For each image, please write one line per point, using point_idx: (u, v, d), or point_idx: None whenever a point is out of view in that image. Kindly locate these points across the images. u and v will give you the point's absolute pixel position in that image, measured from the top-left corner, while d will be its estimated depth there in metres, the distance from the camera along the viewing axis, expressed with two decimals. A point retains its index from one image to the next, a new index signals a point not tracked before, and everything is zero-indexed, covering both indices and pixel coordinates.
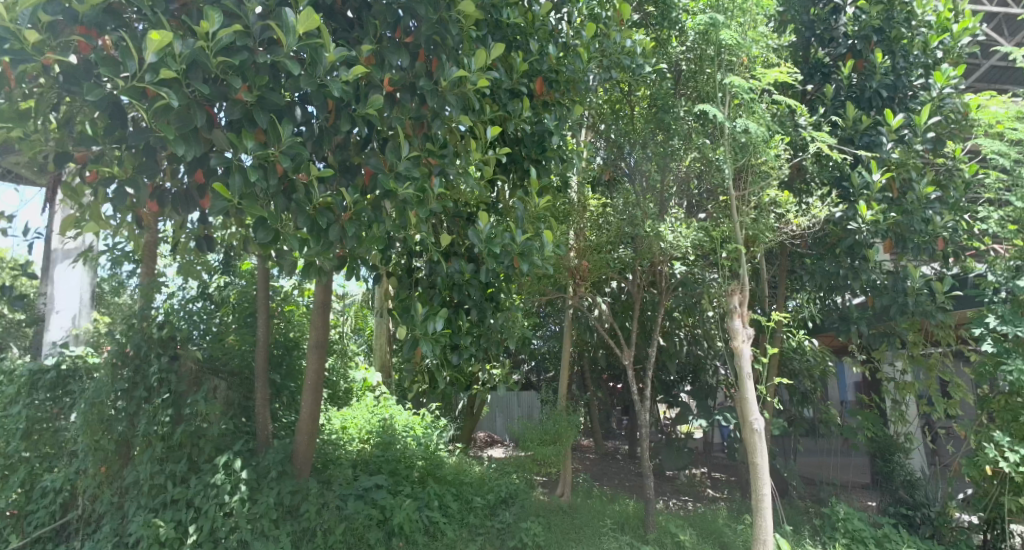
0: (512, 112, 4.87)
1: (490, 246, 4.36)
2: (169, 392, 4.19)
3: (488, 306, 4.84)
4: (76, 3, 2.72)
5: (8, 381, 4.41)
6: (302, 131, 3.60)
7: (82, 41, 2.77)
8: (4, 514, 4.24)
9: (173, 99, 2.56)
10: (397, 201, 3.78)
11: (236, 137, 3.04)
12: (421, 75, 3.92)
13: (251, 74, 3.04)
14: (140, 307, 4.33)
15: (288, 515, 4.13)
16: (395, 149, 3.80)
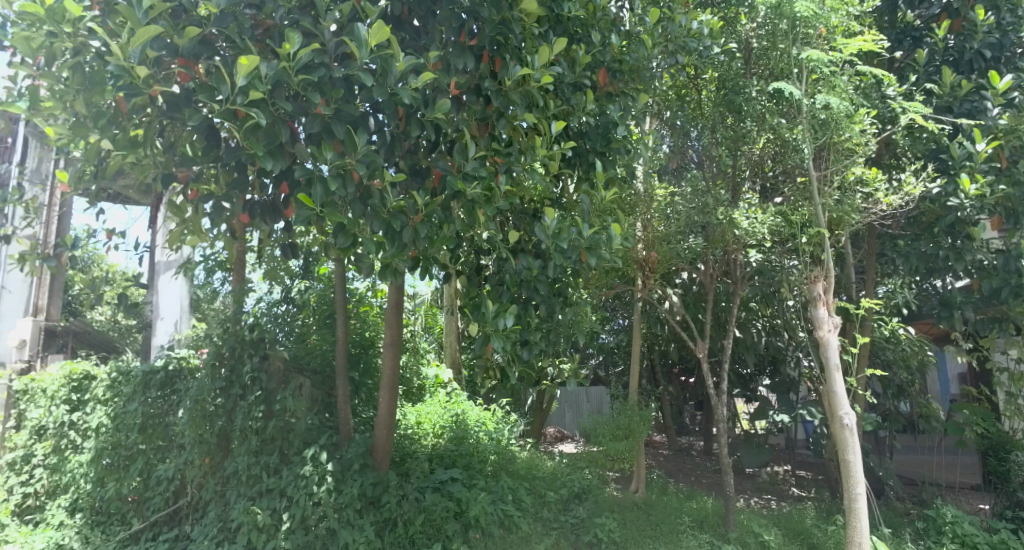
0: (575, 106, 4.72)
1: (558, 241, 4.25)
2: (261, 389, 4.53)
3: (557, 301, 4.81)
4: (177, 37, 2.99)
5: (125, 380, 4.94)
6: (375, 140, 3.77)
7: (182, 73, 3.03)
8: (127, 499, 4.76)
9: (262, 117, 2.77)
10: (465, 201, 3.85)
11: (317, 149, 3.20)
12: (486, 76, 4.04)
13: (328, 88, 3.23)
14: (234, 311, 4.72)
15: (371, 506, 4.33)
16: (463, 149, 3.83)
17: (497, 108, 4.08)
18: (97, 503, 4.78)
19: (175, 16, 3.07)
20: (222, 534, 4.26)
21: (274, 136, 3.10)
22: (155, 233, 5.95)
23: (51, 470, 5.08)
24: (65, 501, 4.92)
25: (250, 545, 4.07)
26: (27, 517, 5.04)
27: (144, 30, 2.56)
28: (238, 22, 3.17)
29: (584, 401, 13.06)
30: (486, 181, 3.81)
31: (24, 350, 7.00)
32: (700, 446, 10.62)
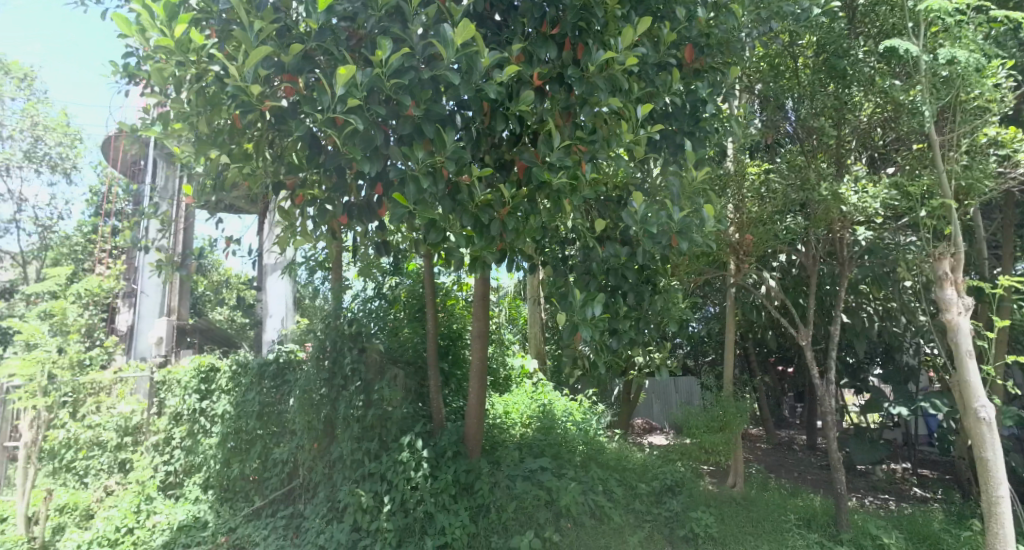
0: (661, 88, 4.38)
1: (647, 225, 3.97)
2: (360, 380, 4.83)
3: (646, 288, 4.66)
4: (283, 54, 3.17)
5: (244, 370, 5.51)
6: (462, 134, 3.67)
7: (289, 88, 3.24)
8: (250, 478, 5.30)
9: (360, 123, 2.89)
10: (551, 192, 3.70)
11: (408, 150, 3.26)
12: (569, 64, 3.96)
13: (418, 91, 3.26)
14: (333, 307, 5.08)
15: (464, 493, 4.47)
16: (547, 140, 3.79)
17: (580, 96, 3.91)
18: (225, 481, 5.36)
19: (280, 37, 3.30)
20: (331, 513, 4.62)
21: (370, 140, 3.14)
22: (264, 236, 6.52)
23: (187, 451, 5.78)
24: (199, 479, 5.57)
25: (356, 524, 4.38)
26: (170, 490, 5.77)
27: (256, 50, 2.76)
28: (335, 36, 3.29)
29: (673, 391, 12.73)
30: (572, 170, 3.67)
31: (162, 347, 8.20)
32: (804, 439, 9.96)
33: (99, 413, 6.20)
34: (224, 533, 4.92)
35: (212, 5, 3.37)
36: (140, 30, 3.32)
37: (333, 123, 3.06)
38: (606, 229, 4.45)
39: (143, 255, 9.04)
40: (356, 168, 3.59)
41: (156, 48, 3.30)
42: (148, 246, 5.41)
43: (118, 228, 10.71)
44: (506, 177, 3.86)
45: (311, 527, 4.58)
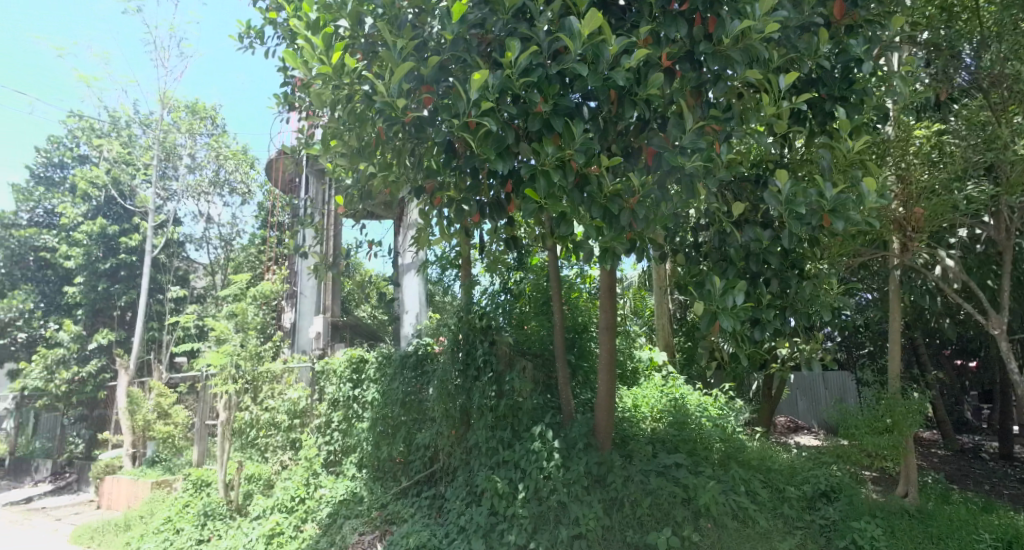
0: (805, 52, 3.80)
1: (793, 206, 3.30)
2: (492, 371, 5.04)
3: (793, 273, 3.90)
4: (423, 67, 3.21)
5: (389, 361, 6.10)
6: (590, 128, 3.33)
7: (427, 97, 3.17)
8: (396, 460, 5.81)
9: (495, 126, 2.77)
10: (683, 176, 3.16)
11: (538, 146, 3.00)
12: (699, 40, 3.33)
13: (545, 86, 3.05)
14: (465, 302, 5.34)
15: (597, 485, 4.41)
16: (678, 122, 3.20)
17: (713, 72, 3.36)
18: (376, 461, 5.91)
19: (419, 51, 3.34)
20: (470, 496, 4.87)
21: (503, 140, 2.98)
22: (400, 233, 7.06)
23: (344, 433, 6.45)
24: (354, 459, 6.20)
25: (493, 508, 4.51)
26: (331, 467, 6.50)
27: (401, 66, 2.82)
28: (468, 44, 3.24)
29: (822, 386, 11.65)
30: (708, 152, 3.06)
31: (319, 341, 9.26)
32: (994, 447, 8.48)
33: (273, 397, 7.09)
34: (377, 508, 5.46)
35: (359, 29, 3.57)
36: (305, 61, 3.62)
37: (468, 127, 2.95)
38: (744, 211, 3.90)
39: (300, 260, 10.26)
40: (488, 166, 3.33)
41: (317, 76, 3.56)
42: (306, 252, 6.15)
43: (283, 238, 12.24)
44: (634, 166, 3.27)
45: (452, 508, 4.86)
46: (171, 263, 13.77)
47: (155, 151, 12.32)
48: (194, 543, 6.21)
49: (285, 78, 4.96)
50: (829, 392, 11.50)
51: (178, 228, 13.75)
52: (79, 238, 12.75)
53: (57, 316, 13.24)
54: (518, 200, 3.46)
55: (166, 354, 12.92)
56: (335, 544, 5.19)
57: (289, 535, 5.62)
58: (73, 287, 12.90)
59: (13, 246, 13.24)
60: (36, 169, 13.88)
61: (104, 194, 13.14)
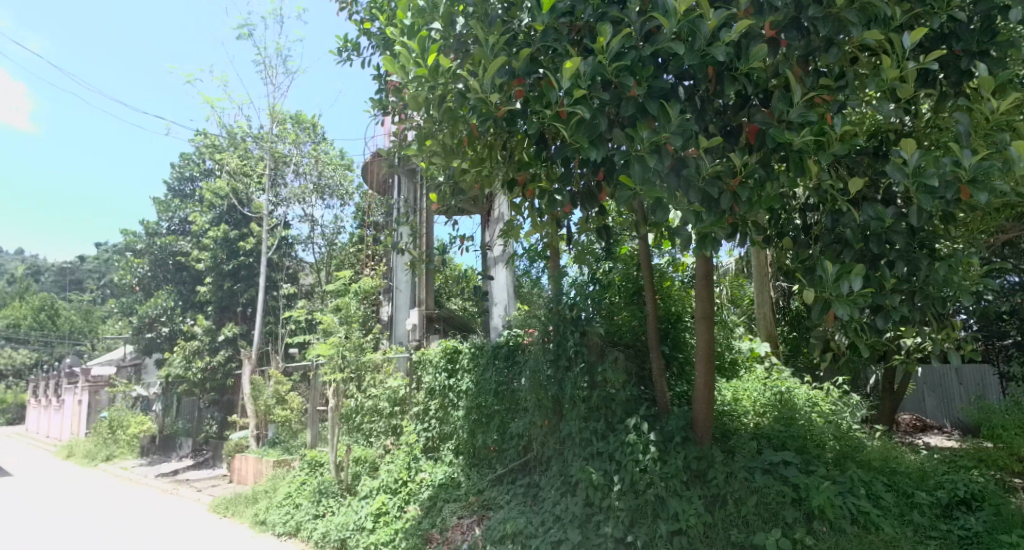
0: (933, 7, 3.39)
1: (922, 179, 2.95)
2: (584, 361, 5.02)
3: (922, 254, 3.50)
4: (514, 61, 3.22)
5: (481, 351, 6.25)
6: (687, 108, 3.20)
7: (518, 90, 3.23)
8: (491, 448, 5.94)
9: (588, 113, 2.78)
10: (792, 152, 2.99)
11: (631, 131, 2.92)
12: (807, 3, 3.03)
13: (639, 69, 2.96)
14: (555, 294, 5.31)
15: (697, 479, 4.28)
16: (785, 95, 2.97)
17: (824, 38, 3.07)
18: (473, 449, 6.09)
19: (510, 45, 3.36)
20: (565, 485, 4.87)
21: (595, 127, 2.93)
22: (489, 229, 7.56)
23: (440, 421, 6.69)
24: (451, 445, 6.42)
25: (589, 499, 4.48)
26: (430, 453, 6.74)
27: (494, 61, 2.89)
28: (558, 33, 3.21)
29: (953, 381, 10.46)
30: (818, 127, 2.88)
31: (416, 333, 9.67)
32: None
33: (375, 386, 7.53)
34: (474, 493, 5.65)
35: (451, 29, 3.61)
36: (402, 66, 3.72)
37: (559, 117, 2.95)
38: (861, 188, 3.57)
39: (394, 256, 10.81)
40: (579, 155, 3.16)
41: (414, 79, 3.69)
42: (403, 249, 6.44)
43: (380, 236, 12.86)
44: (735, 147, 3.14)
45: (547, 497, 4.91)
46: (283, 262, 14.94)
47: (266, 162, 13.40)
48: (310, 519, 6.85)
49: (380, 85, 5.20)
50: (963, 388, 10.27)
51: (287, 230, 14.89)
52: (207, 243, 14.18)
53: (191, 313, 14.84)
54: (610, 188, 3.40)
55: (281, 345, 14.08)
56: (436, 527, 5.45)
57: (395, 515, 5.97)
58: (204, 286, 14.38)
59: (155, 251, 14.97)
60: (171, 183, 15.58)
61: (225, 203, 14.50)
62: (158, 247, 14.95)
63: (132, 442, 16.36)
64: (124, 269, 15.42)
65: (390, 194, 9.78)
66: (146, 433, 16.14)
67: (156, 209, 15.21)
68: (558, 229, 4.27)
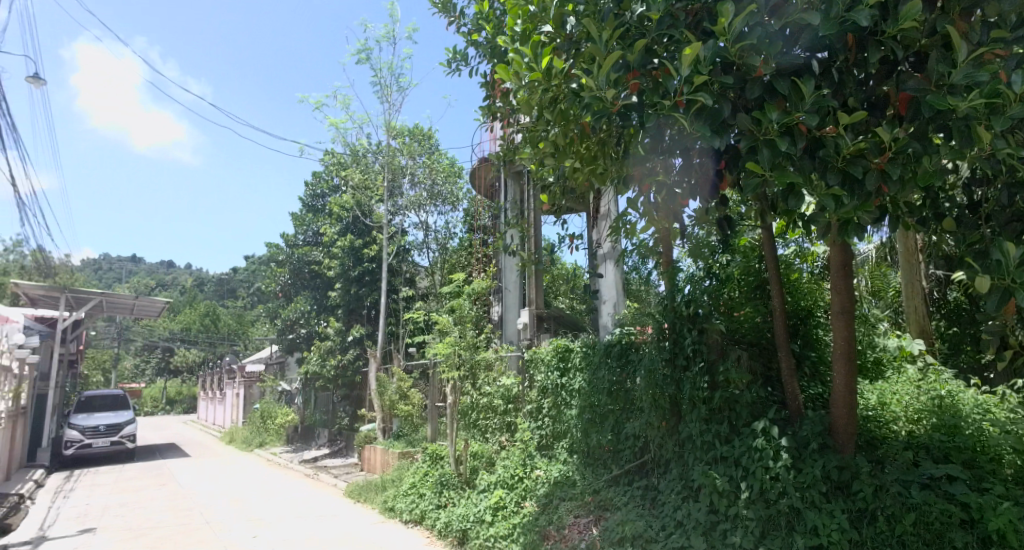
0: None
1: None
2: (703, 360, 4.76)
3: None
4: (628, 54, 3.08)
5: (593, 350, 6.14)
6: (822, 84, 2.88)
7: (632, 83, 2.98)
8: (606, 448, 5.83)
9: (710, 100, 2.54)
10: (956, 121, 2.58)
11: (759, 114, 2.68)
12: None
13: (766, 46, 2.70)
14: (670, 291, 5.08)
15: (839, 491, 3.89)
16: (945, 56, 2.57)
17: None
18: (587, 448, 6.01)
19: (623, 38, 3.23)
20: (686, 490, 4.69)
21: (718, 115, 2.70)
22: (596, 226, 7.48)
23: (553, 419, 6.67)
24: (565, 444, 6.40)
25: (713, 506, 4.31)
26: (545, 450, 6.76)
27: (608, 56, 2.74)
28: (674, 19, 3.03)
29: None
30: (994, 86, 2.37)
31: (527, 332, 9.83)
32: None
33: (490, 383, 7.71)
34: (590, 493, 5.60)
35: (562, 30, 3.60)
36: (516, 72, 3.64)
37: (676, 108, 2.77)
38: None
39: (503, 256, 11.03)
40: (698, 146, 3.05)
41: (529, 86, 3.67)
42: (513, 250, 6.54)
43: (489, 238, 13.26)
44: (882, 120, 2.80)
45: (667, 501, 4.74)
46: (402, 267, 15.82)
47: (385, 175, 14.26)
48: (433, 508, 7.17)
49: (490, 92, 5.28)
50: None
51: (405, 236, 15.74)
52: (337, 252, 15.40)
53: (325, 315, 16.18)
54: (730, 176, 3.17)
55: (402, 344, 14.91)
56: (553, 524, 5.47)
57: (512, 510, 6.09)
58: (334, 291, 15.63)
59: (293, 261, 16.50)
60: (305, 201, 17.02)
61: (351, 214, 15.64)
62: (295, 256, 16.47)
63: (279, 431, 18.23)
64: (268, 278, 17.18)
65: (498, 197, 10.01)
66: (291, 423, 17.89)
67: (294, 223, 16.78)
68: (670, 223, 4.03)
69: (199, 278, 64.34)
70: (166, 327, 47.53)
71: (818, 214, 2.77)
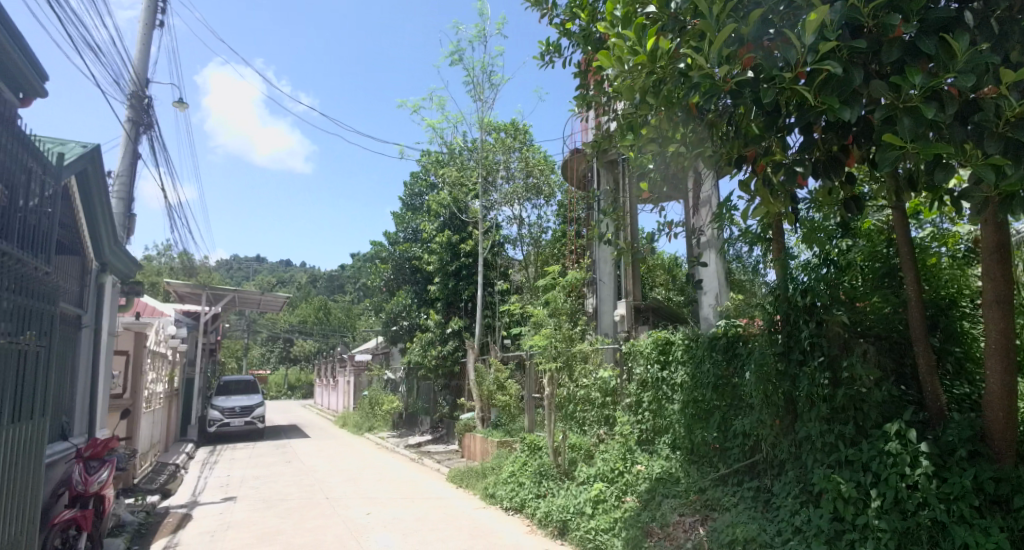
0: None
1: None
2: (822, 355, 4.37)
3: None
4: (741, 26, 2.85)
5: (696, 343, 5.85)
6: (976, 40, 2.51)
7: (746, 58, 2.82)
8: (712, 445, 5.56)
9: (838, 68, 2.29)
10: None
11: (898, 79, 2.37)
12: None
13: (907, 3, 2.39)
14: (783, 280, 4.72)
15: (996, 506, 3.42)
16: None
17: None
18: (691, 445, 5.76)
19: (736, 10, 3.01)
20: (804, 495, 4.38)
21: (847, 84, 2.44)
22: (696, 214, 7.15)
23: (654, 413, 6.44)
24: (668, 439, 6.18)
25: (837, 513, 3.96)
26: (645, 445, 6.57)
27: (719, 30, 2.54)
28: None
29: None
30: None
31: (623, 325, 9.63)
32: None
33: (586, 376, 7.61)
34: (695, 491, 5.37)
35: (667, 9, 3.41)
36: (618, 56, 3.50)
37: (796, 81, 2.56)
38: None
39: (597, 247, 10.84)
40: (821, 120, 2.76)
41: (632, 70, 3.52)
42: (610, 240, 6.39)
43: (582, 230, 13.14)
44: None
45: (783, 505, 4.44)
46: (496, 261, 16.08)
47: (480, 171, 14.54)
48: (533, 498, 7.25)
49: (585, 80, 5.17)
50: None
51: (499, 231, 15.97)
52: (435, 247, 15.91)
53: (425, 308, 16.80)
54: (858, 150, 2.91)
55: (499, 336, 15.16)
56: (656, 521, 5.30)
57: (613, 504, 5.99)
58: (434, 285, 16.19)
59: (395, 257, 17.31)
60: (404, 198, 17.83)
61: (448, 211, 16.09)
62: (398, 253, 17.23)
63: (385, 417, 19.26)
64: (373, 273, 18.13)
65: (591, 187, 9.83)
66: (396, 410, 18.85)
67: (395, 222, 17.52)
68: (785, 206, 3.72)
69: (312, 274, 69.43)
70: (286, 319, 51.86)
71: (974, 189, 2.42)
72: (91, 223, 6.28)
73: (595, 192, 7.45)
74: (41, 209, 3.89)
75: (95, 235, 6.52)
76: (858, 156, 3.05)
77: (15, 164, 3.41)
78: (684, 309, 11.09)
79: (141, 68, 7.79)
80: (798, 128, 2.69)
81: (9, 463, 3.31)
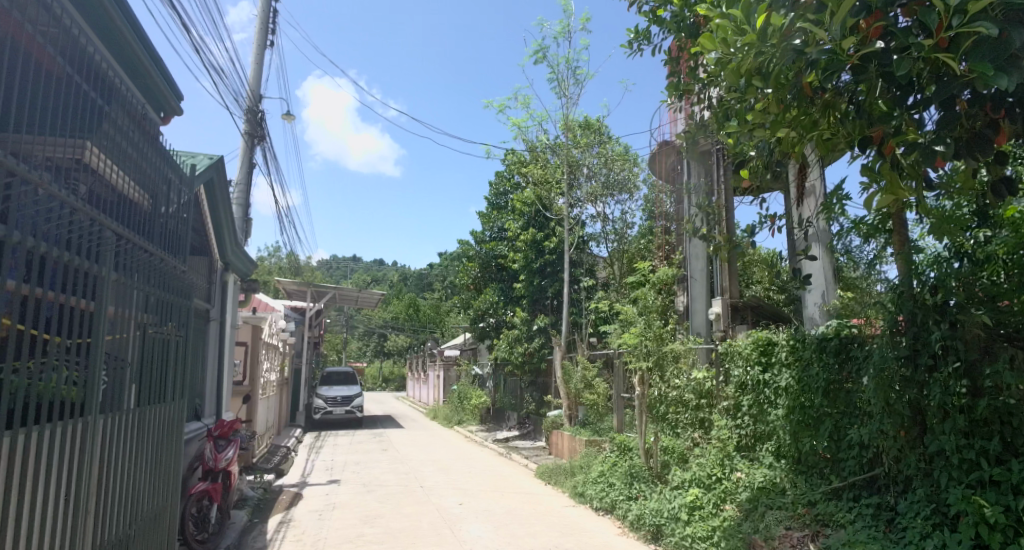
0: None
1: None
2: (958, 360, 3.88)
3: None
4: None
5: (803, 345, 5.41)
6: None
7: (874, 28, 2.51)
8: (821, 455, 5.14)
9: (993, 29, 2.01)
10: None
11: None
12: None
13: None
14: (907, 275, 4.24)
15: None
16: None
17: None
18: (798, 454, 5.36)
19: None
20: (936, 516, 3.93)
21: (1003, 48, 2.13)
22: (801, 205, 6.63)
23: (755, 418, 6.05)
24: (771, 447, 5.78)
25: (979, 540, 3.53)
26: (745, 452, 6.18)
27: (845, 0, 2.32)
28: None
29: None
30: None
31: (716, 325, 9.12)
32: None
33: (679, 376, 7.27)
34: (804, 505, 5.01)
35: None
36: (723, 39, 3.29)
37: (935, 48, 2.31)
38: None
39: (689, 243, 10.29)
40: (964, 91, 2.43)
41: (738, 53, 3.29)
42: (705, 234, 6.08)
43: (671, 226, 12.65)
44: None
45: (909, 526, 4.02)
46: (582, 258, 15.89)
47: (564, 169, 14.39)
48: (624, 499, 7.08)
49: (678, 69, 4.93)
50: None
51: (584, 228, 15.74)
52: (520, 246, 15.96)
53: (512, 306, 16.94)
54: (1009, 124, 2.55)
55: (585, 333, 14.98)
56: (759, 533, 4.99)
57: (710, 512, 5.69)
58: (520, 282, 16.31)
59: (482, 256, 17.62)
60: (491, 198, 18.08)
61: (532, 209, 16.13)
62: (484, 251, 17.54)
63: (473, 411, 19.65)
64: (461, 271, 18.52)
65: (682, 180, 9.40)
66: (484, 405, 19.18)
67: (481, 221, 17.83)
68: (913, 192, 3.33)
69: (403, 272, 72.32)
70: (380, 316, 54.48)
71: None
72: (216, 227, 6.90)
73: (686, 186, 7.12)
74: (179, 215, 4.31)
75: (220, 241, 7.18)
76: (1010, 132, 2.68)
77: (157, 175, 3.79)
78: (784, 307, 10.36)
79: (256, 84, 8.47)
80: (937, 100, 2.40)
81: (155, 441, 3.70)
